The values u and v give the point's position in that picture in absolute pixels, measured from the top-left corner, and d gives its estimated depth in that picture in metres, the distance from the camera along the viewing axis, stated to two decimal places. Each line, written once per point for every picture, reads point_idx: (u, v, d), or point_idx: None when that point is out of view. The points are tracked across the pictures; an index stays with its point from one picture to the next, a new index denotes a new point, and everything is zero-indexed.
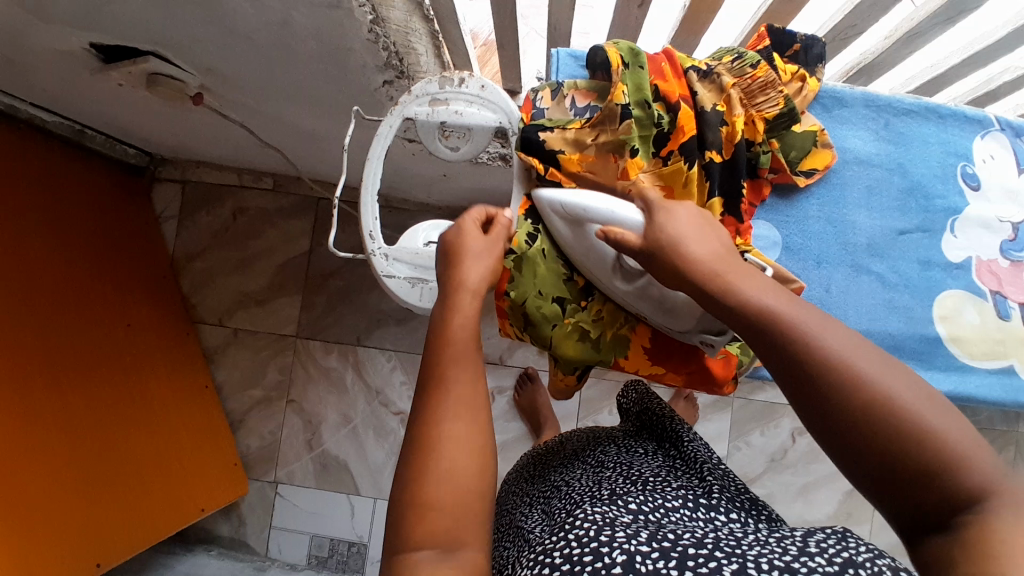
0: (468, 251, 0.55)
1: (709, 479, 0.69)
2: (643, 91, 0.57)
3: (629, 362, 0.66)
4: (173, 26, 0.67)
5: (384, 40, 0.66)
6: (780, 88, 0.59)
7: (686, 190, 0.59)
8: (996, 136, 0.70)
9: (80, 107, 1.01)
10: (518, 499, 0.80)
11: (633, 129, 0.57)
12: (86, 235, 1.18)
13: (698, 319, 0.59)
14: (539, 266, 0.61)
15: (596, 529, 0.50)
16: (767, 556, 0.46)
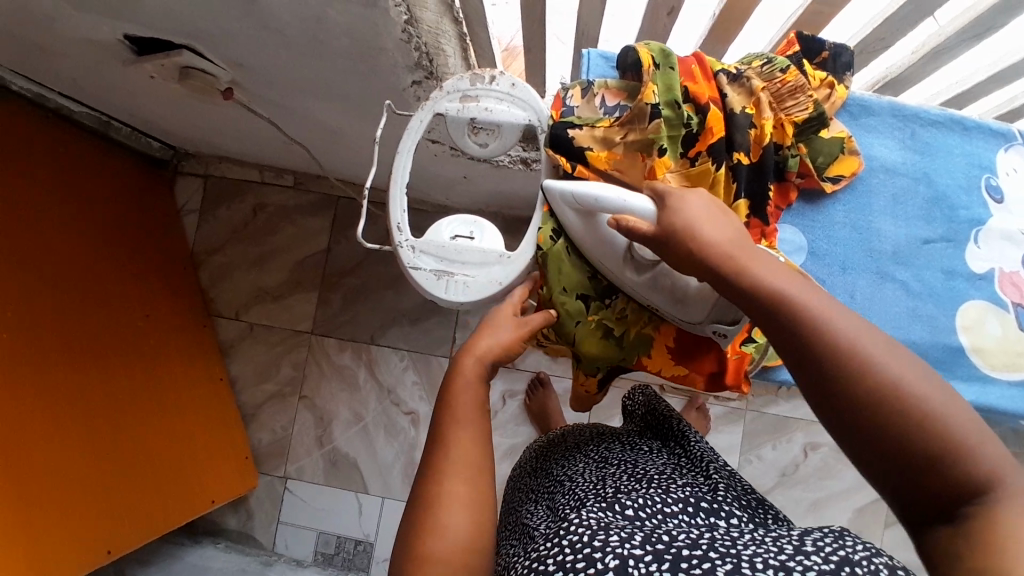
0: (490, 322, 0.57)
1: (712, 479, 0.69)
2: (674, 92, 0.58)
3: (651, 361, 0.65)
4: (209, 18, 0.68)
5: (416, 40, 0.67)
6: (809, 93, 0.59)
7: (715, 192, 0.59)
8: (1019, 150, 0.69)
9: (111, 97, 1.03)
10: (523, 495, 0.81)
11: (663, 129, 0.58)
12: (108, 226, 1.19)
13: (713, 305, 0.57)
14: (563, 263, 0.60)
15: (591, 533, 0.49)
16: (762, 555, 0.47)
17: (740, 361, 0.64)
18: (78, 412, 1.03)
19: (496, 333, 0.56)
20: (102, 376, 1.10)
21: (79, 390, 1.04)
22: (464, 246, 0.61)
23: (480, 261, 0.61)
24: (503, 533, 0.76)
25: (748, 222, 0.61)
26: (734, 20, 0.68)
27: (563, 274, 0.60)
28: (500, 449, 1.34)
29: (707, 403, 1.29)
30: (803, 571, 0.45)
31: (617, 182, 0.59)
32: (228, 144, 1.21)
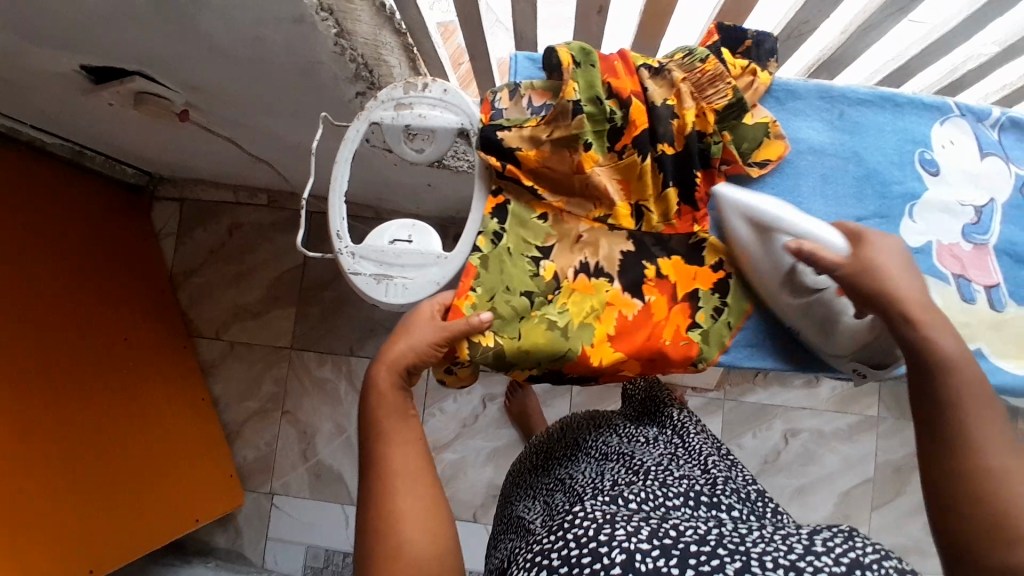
0: (409, 325, 0.59)
1: (711, 472, 0.70)
2: (596, 89, 0.60)
3: (595, 352, 0.59)
4: (153, 45, 0.70)
5: (350, 52, 0.69)
6: (728, 80, 0.61)
7: (643, 182, 0.62)
8: (956, 122, 0.70)
9: (78, 127, 1.05)
10: (521, 489, 0.83)
11: (587, 125, 0.59)
12: (86, 254, 1.21)
13: (862, 344, 0.61)
14: (506, 262, 0.61)
15: (597, 528, 0.51)
16: (772, 554, 0.49)
17: (689, 348, 0.61)
18: (57, 437, 1.04)
19: (411, 339, 0.58)
20: (82, 403, 1.11)
21: (58, 415, 1.05)
22: (402, 249, 0.63)
23: (419, 264, 0.63)
24: (501, 528, 0.80)
25: (680, 208, 0.63)
26: (661, 14, 0.70)
27: (503, 274, 0.60)
28: (482, 453, 1.35)
29: (685, 396, 1.30)
30: (814, 572, 0.47)
31: (547, 178, 0.61)
32: (200, 167, 1.23)
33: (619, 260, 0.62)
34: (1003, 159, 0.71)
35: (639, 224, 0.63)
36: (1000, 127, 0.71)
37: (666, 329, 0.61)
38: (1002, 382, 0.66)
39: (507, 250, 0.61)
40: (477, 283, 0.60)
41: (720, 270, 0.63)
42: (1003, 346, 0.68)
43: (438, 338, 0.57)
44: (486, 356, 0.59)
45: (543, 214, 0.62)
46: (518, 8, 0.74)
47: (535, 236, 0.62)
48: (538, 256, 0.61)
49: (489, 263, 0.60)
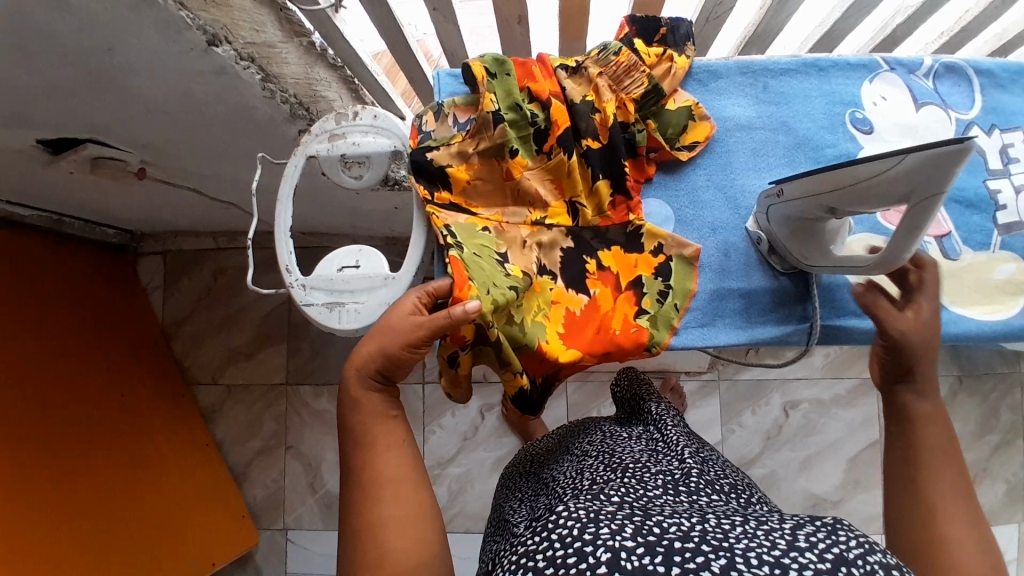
0: (386, 320, 0.56)
1: (688, 461, 0.69)
2: (514, 97, 0.61)
3: (550, 347, 0.58)
4: (95, 113, 0.73)
5: (281, 94, 0.71)
6: (643, 69, 0.62)
7: (574, 179, 0.63)
8: (885, 78, 0.70)
9: (49, 198, 1.08)
10: (512, 493, 0.82)
11: (510, 135, 0.61)
12: (76, 318, 1.24)
13: (811, 255, 0.60)
14: (480, 265, 0.56)
15: (581, 528, 0.49)
16: (757, 550, 0.46)
17: (640, 333, 0.62)
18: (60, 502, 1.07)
19: (385, 337, 0.55)
20: (84, 464, 1.14)
21: (61, 480, 1.08)
22: (350, 275, 0.64)
23: (368, 287, 0.64)
24: (491, 530, 0.79)
25: (614, 199, 0.64)
26: (577, 15, 0.71)
27: (484, 273, 0.56)
28: (486, 464, 1.36)
29: (680, 381, 1.30)
30: (799, 568, 0.44)
31: (482, 189, 0.62)
32: (174, 219, 1.26)
33: (560, 259, 0.63)
34: (941, 107, 0.71)
35: (577, 220, 0.64)
36: (934, 74, 0.71)
37: (615, 318, 0.62)
38: (964, 331, 0.66)
39: (473, 256, 0.57)
40: (471, 276, 0.55)
41: (661, 254, 0.64)
42: (962, 293, 0.68)
43: (408, 338, 0.55)
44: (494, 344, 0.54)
45: (484, 229, 0.62)
46: (440, 27, 0.75)
47: (486, 243, 0.60)
48: (501, 262, 0.59)
49: (470, 261, 0.56)
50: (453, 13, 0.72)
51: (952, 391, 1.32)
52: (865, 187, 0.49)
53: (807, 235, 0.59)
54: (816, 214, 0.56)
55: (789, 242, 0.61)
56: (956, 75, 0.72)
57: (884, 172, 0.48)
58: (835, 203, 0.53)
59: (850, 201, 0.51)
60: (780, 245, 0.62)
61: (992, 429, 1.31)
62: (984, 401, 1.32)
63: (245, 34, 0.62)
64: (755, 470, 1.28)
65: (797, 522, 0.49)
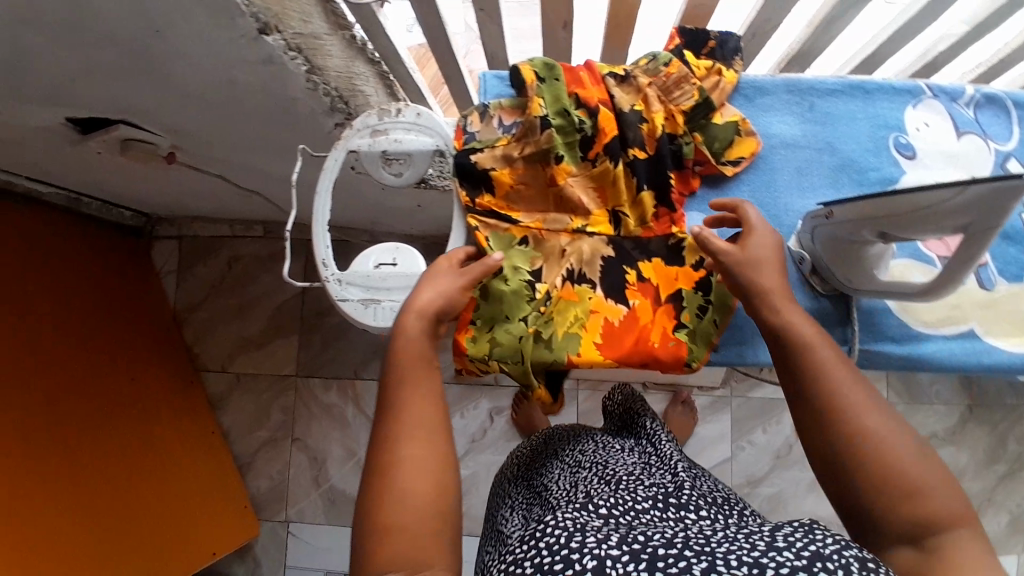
0: (437, 271, 0.58)
1: (680, 474, 0.68)
2: (562, 102, 0.61)
3: (582, 360, 0.60)
4: (134, 95, 0.72)
5: (324, 87, 0.71)
6: (693, 82, 0.62)
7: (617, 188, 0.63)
8: (929, 104, 0.70)
9: (72, 177, 1.07)
10: (503, 498, 0.81)
11: (557, 141, 0.61)
12: (89, 299, 1.24)
13: (857, 279, 0.60)
14: (504, 291, 0.60)
15: (567, 537, 0.51)
16: (736, 553, 0.47)
17: (679, 348, 0.61)
18: (68, 482, 1.06)
19: (442, 283, 0.57)
20: (92, 446, 1.13)
21: (68, 461, 1.07)
22: (387, 273, 0.64)
23: (404, 285, 0.64)
24: (484, 537, 0.77)
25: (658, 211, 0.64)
26: (624, 25, 0.71)
27: (507, 302, 0.60)
28: (493, 467, 1.35)
29: (691, 395, 1.30)
30: (776, 568, 0.45)
31: (524, 193, 0.63)
32: (194, 204, 1.25)
33: (600, 268, 0.63)
34: (981, 137, 0.70)
35: (619, 229, 0.64)
36: (975, 104, 0.71)
37: (654, 331, 0.61)
38: (996, 362, 0.66)
39: (501, 279, 0.60)
40: (479, 313, 0.61)
41: (702, 268, 0.62)
42: (997, 324, 0.67)
43: (472, 277, 0.58)
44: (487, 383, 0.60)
45: (524, 237, 0.62)
46: (485, 29, 0.75)
47: (522, 261, 0.62)
48: (531, 280, 0.61)
49: (493, 291, 0.60)
50: (499, 16, 0.72)
51: (962, 419, 1.32)
52: (921, 214, 0.49)
53: (851, 261, 0.59)
54: (865, 239, 0.56)
55: (833, 265, 0.61)
56: (997, 106, 0.71)
57: (945, 199, 0.47)
58: (889, 228, 0.52)
59: (906, 225, 0.51)
60: (824, 266, 0.62)
61: (1000, 459, 1.31)
62: (993, 431, 1.32)
63: (294, 24, 0.61)
64: (762, 489, 1.28)
65: (776, 525, 0.49)
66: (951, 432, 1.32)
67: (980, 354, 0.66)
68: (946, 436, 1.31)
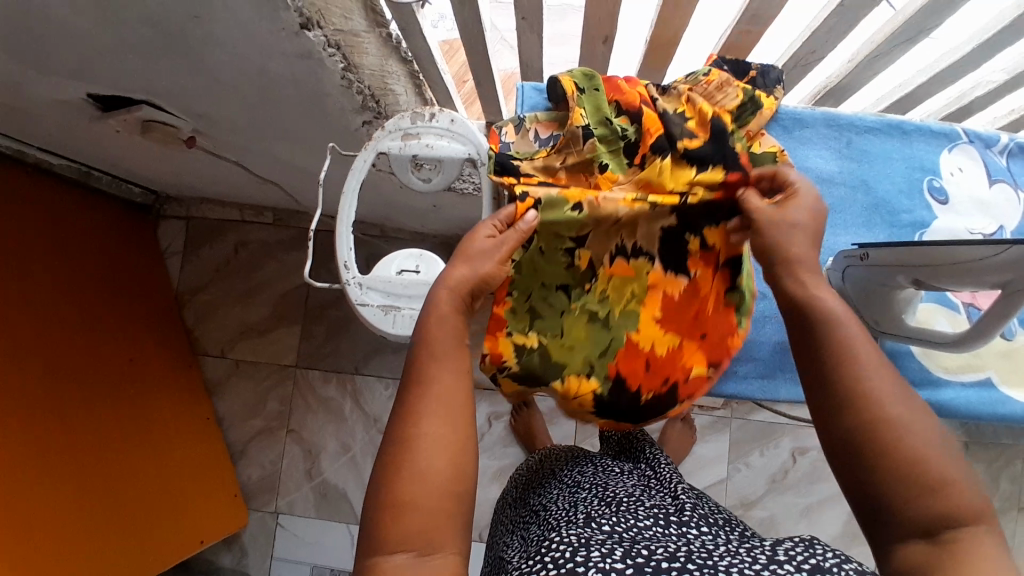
0: (468, 247, 0.54)
1: (681, 496, 0.68)
2: (602, 110, 0.61)
3: (638, 334, 0.64)
4: (160, 78, 0.70)
5: (358, 84, 0.70)
6: (735, 84, 0.62)
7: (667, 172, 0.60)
8: (964, 149, 0.69)
9: (85, 151, 1.05)
10: (503, 528, 0.79)
11: (597, 146, 0.60)
12: (92, 275, 1.22)
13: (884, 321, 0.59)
14: (538, 263, 0.61)
15: (573, 550, 0.51)
16: (739, 566, 0.48)
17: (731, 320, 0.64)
18: (59, 459, 1.04)
19: (473, 259, 0.53)
20: (86, 424, 1.11)
21: (61, 438, 1.05)
22: (409, 280, 0.63)
23: (425, 294, 0.63)
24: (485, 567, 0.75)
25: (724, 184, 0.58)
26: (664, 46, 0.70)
27: (546, 274, 0.61)
28: (488, 472, 1.34)
29: (692, 414, 1.30)
30: None
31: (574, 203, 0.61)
32: (206, 186, 1.23)
33: (658, 237, 0.63)
34: (1012, 186, 0.70)
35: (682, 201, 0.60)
36: (1008, 153, 0.70)
37: (710, 300, 0.64)
38: (1011, 413, 0.66)
39: (538, 250, 0.60)
40: (513, 288, 0.60)
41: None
42: (1015, 374, 0.67)
43: (509, 247, 0.54)
44: (530, 363, 0.60)
45: (577, 203, 0.59)
46: (523, 38, 0.74)
47: (569, 228, 0.60)
48: (573, 247, 0.62)
49: (530, 261, 0.60)
50: (540, 25, 0.71)
51: None
52: (959, 266, 0.49)
53: (880, 303, 0.58)
54: (898, 283, 0.55)
55: (860, 306, 0.60)
56: None
57: (987, 256, 0.47)
58: (924, 276, 0.52)
59: (941, 275, 0.50)
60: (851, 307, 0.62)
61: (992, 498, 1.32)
62: (987, 469, 1.33)
63: (335, 21, 0.60)
64: (755, 513, 1.28)
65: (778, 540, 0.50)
66: None
67: (997, 405, 0.66)
68: None
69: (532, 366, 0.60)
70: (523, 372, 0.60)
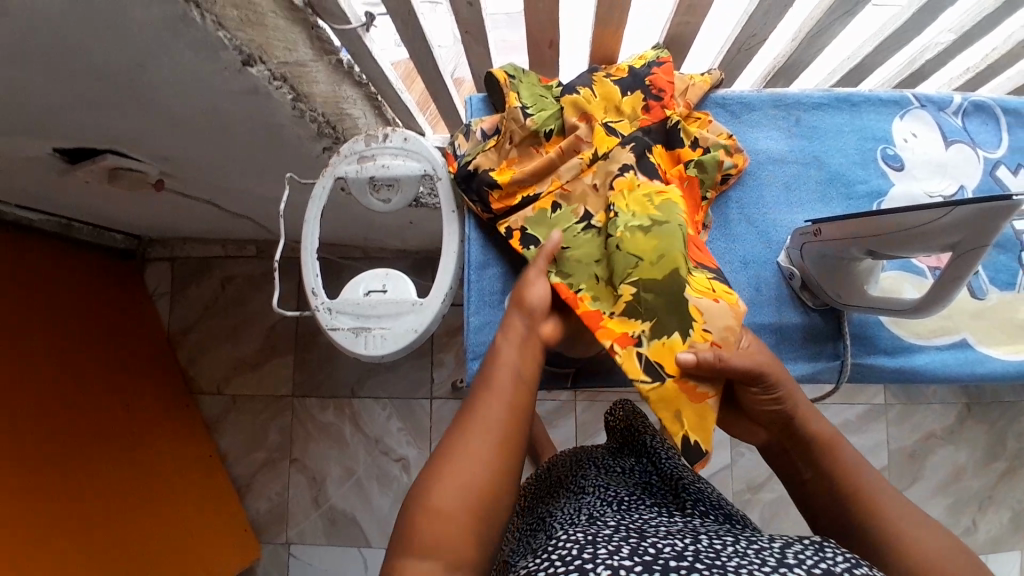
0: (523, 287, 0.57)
1: (687, 496, 0.64)
2: (537, 95, 0.64)
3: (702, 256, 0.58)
4: (119, 126, 0.72)
5: (311, 113, 0.72)
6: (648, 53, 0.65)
7: (592, 103, 0.62)
8: (916, 114, 0.70)
9: (63, 205, 1.07)
10: (509, 535, 0.77)
11: (540, 119, 0.62)
12: (82, 325, 1.22)
13: (853, 293, 0.59)
14: (575, 254, 0.58)
15: (577, 549, 0.47)
16: (747, 565, 0.43)
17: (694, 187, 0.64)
18: (65, 510, 1.05)
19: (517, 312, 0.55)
20: (91, 472, 1.12)
21: (65, 488, 1.06)
22: (378, 300, 0.64)
23: (394, 312, 0.64)
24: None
25: (646, 104, 0.63)
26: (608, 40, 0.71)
27: (586, 262, 0.58)
28: None
29: None
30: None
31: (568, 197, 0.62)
32: (185, 226, 1.25)
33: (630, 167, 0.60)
34: (969, 145, 0.70)
35: (619, 136, 0.62)
36: (963, 112, 0.71)
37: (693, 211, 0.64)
38: (990, 371, 0.66)
39: (564, 248, 0.59)
40: (578, 287, 0.57)
41: (699, 147, 0.64)
42: (990, 333, 0.67)
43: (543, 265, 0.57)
44: (660, 317, 0.53)
45: (552, 203, 0.62)
46: (470, 51, 0.75)
47: (566, 219, 0.61)
48: (586, 223, 0.60)
49: (566, 263, 0.58)
50: (485, 38, 0.72)
51: (960, 418, 1.32)
52: (910, 232, 0.49)
53: (842, 276, 0.59)
54: (854, 255, 0.56)
55: (822, 281, 0.61)
56: (984, 113, 0.71)
57: (932, 220, 0.48)
58: (877, 246, 0.53)
59: (896, 244, 0.51)
60: (814, 282, 0.62)
61: (998, 456, 1.31)
62: (991, 428, 1.32)
63: (278, 53, 0.61)
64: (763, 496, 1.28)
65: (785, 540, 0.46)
66: (950, 431, 1.31)
67: (974, 364, 0.66)
68: (944, 436, 1.31)
69: (652, 305, 0.53)
70: (670, 325, 0.52)
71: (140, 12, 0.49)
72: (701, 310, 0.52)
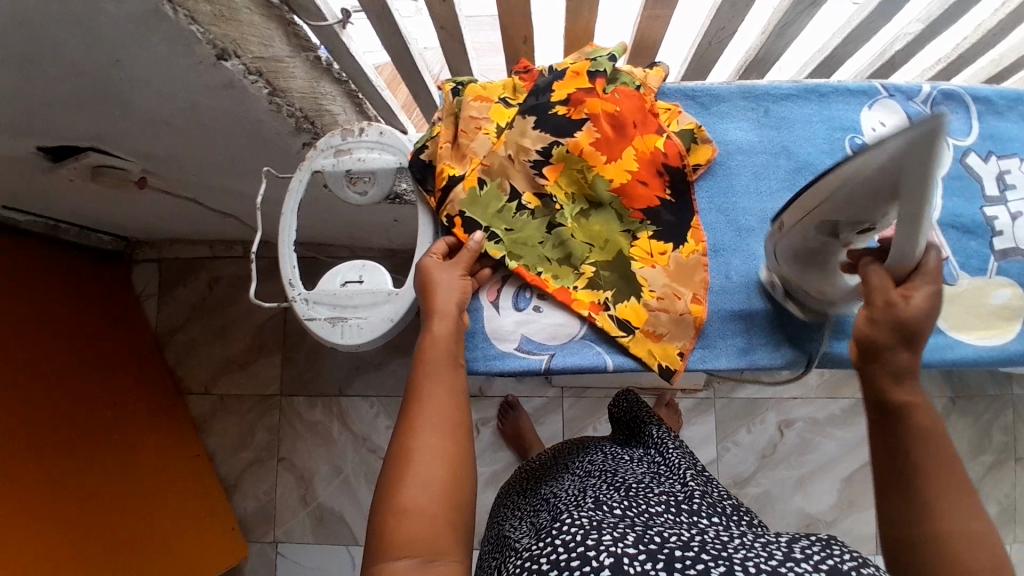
0: (440, 277, 0.59)
1: (691, 482, 0.67)
2: (481, 201, 0.63)
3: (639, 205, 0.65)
4: (99, 123, 0.72)
5: (287, 108, 0.71)
6: (560, 85, 0.64)
7: (514, 170, 0.63)
8: (885, 103, 0.71)
9: (50, 205, 1.07)
10: (508, 511, 0.79)
11: (477, 207, 0.63)
12: (68, 325, 1.22)
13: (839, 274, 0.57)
14: (524, 233, 0.64)
15: (584, 533, 0.51)
16: (754, 560, 0.48)
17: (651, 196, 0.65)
18: (52, 509, 1.05)
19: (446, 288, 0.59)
20: (78, 472, 1.13)
21: (51, 487, 1.06)
22: (353, 291, 0.65)
23: (370, 303, 0.65)
24: (485, 552, 0.74)
25: (572, 96, 0.63)
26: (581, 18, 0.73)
27: (532, 240, 0.64)
28: (480, 479, 1.34)
29: (675, 399, 1.31)
30: None
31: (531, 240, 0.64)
32: (173, 226, 1.25)
33: (579, 186, 0.64)
34: None
35: (550, 198, 0.64)
36: (933, 101, 0.72)
37: (650, 185, 0.65)
38: (961, 356, 0.66)
39: (505, 229, 0.63)
40: (536, 268, 0.63)
41: (634, 179, 0.64)
42: (961, 318, 0.68)
43: (465, 265, 0.61)
44: (614, 276, 0.64)
45: (480, 181, 0.63)
46: (445, 45, 0.76)
47: (497, 200, 0.63)
48: (517, 201, 0.63)
49: (515, 245, 0.63)
50: (460, 34, 0.73)
51: (945, 411, 1.33)
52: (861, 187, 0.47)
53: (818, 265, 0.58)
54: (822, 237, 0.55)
55: (802, 276, 0.60)
56: (953, 102, 0.73)
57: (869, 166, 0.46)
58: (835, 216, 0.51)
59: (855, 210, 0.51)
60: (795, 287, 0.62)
61: (985, 449, 1.33)
62: (976, 421, 1.33)
63: (253, 48, 0.62)
64: (749, 489, 1.29)
65: (794, 538, 0.51)
66: None
67: (945, 349, 0.67)
68: None
69: (609, 280, 0.64)
70: (627, 292, 0.63)
71: (113, 7, 0.50)
72: (646, 279, 0.64)
